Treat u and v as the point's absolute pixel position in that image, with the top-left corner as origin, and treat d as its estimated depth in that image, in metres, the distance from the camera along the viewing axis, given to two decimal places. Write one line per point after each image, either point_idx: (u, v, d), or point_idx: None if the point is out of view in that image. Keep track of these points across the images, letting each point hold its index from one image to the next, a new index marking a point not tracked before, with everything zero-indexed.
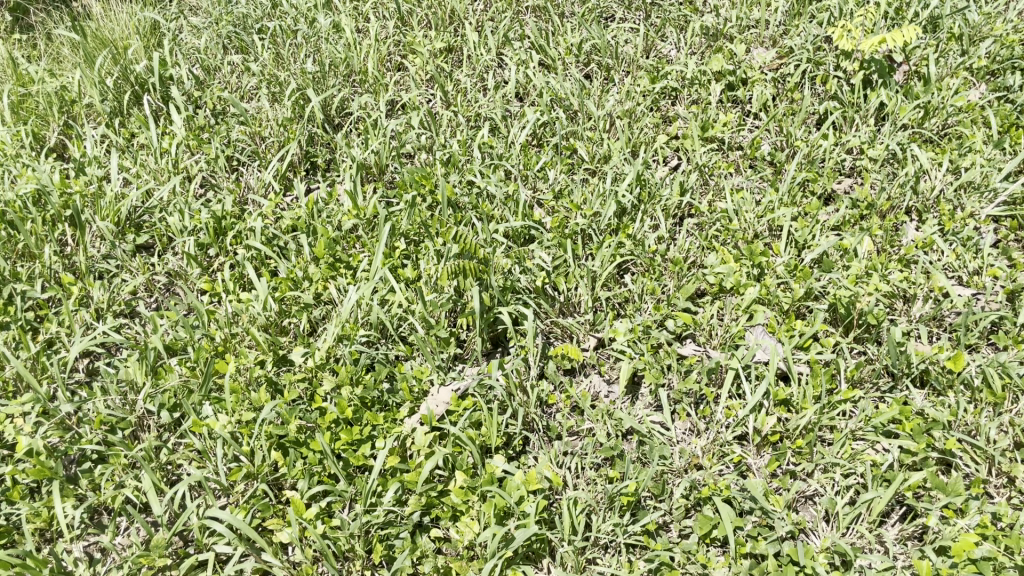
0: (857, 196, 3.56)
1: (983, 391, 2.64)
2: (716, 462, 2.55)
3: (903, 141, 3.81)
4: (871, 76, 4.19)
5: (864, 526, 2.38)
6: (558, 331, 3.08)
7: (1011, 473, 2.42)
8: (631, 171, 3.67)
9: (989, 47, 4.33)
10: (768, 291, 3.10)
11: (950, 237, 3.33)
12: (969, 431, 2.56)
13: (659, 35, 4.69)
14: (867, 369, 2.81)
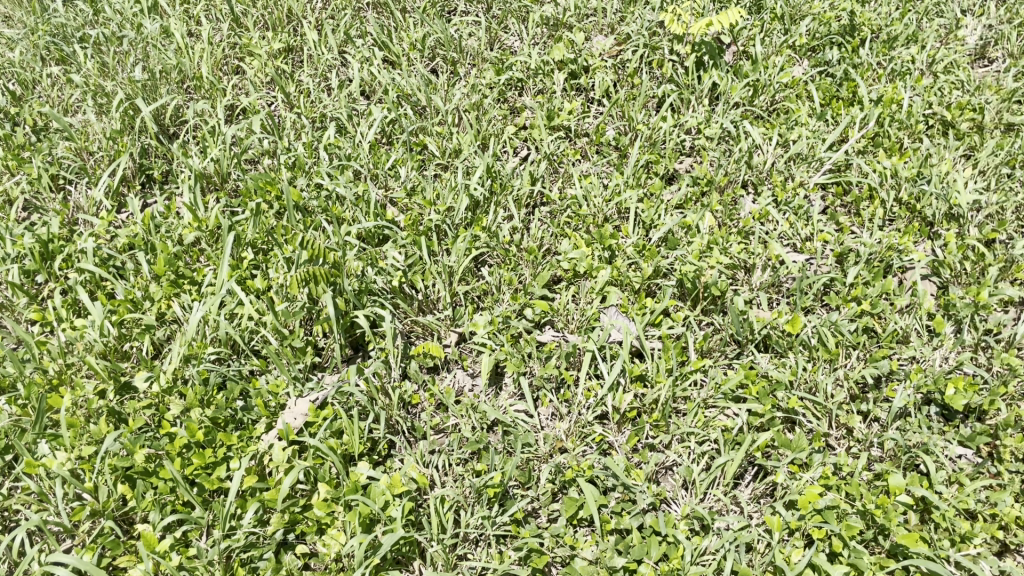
0: (698, 174, 3.71)
1: (819, 349, 2.83)
2: (578, 443, 2.60)
3: (736, 119, 4.01)
4: (703, 58, 4.40)
5: (720, 490, 2.49)
6: (419, 330, 3.03)
7: (848, 425, 2.61)
8: (481, 163, 3.68)
9: (808, 25, 4.61)
10: (619, 272, 3.19)
11: (784, 206, 3.53)
12: (809, 388, 2.73)
13: (501, 27, 4.74)
14: (715, 340, 2.94)
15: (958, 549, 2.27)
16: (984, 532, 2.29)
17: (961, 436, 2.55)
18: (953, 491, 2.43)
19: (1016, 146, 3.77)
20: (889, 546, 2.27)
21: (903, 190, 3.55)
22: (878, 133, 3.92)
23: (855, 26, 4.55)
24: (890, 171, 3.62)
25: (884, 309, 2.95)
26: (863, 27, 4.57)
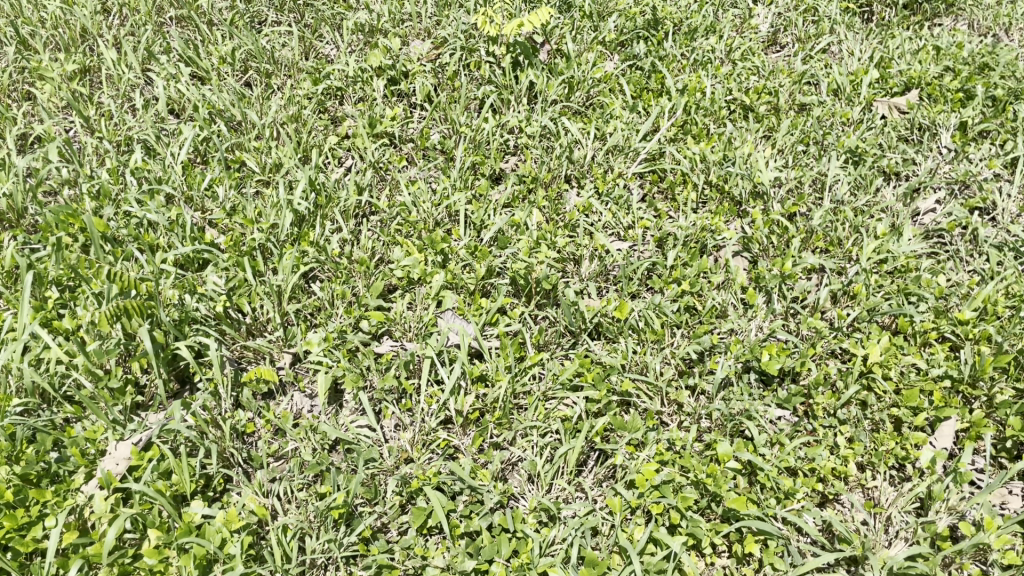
0: (522, 172, 3.80)
1: (646, 331, 2.99)
2: (423, 451, 2.58)
3: (554, 116, 4.14)
4: (518, 58, 4.49)
5: (564, 480, 2.54)
6: (250, 355, 2.91)
7: (677, 401, 2.76)
8: (303, 177, 3.58)
9: (615, 21, 4.82)
10: (453, 276, 3.20)
11: (605, 198, 3.69)
12: (640, 370, 2.86)
13: (315, 36, 4.65)
14: (550, 332, 3.02)
15: (784, 505, 2.43)
16: (805, 486, 2.47)
17: (779, 398, 2.74)
18: (776, 451, 2.60)
19: (808, 124, 4.10)
20: (721, 511, 2.40)
21: (711, 173, 3.79)
22: (686, 121, 4.15)
23: (658, 20, 4.81)
24: (698, 157, 3.87)
25: (702, 287, 3.15)
26: (665, 21, 4.83)
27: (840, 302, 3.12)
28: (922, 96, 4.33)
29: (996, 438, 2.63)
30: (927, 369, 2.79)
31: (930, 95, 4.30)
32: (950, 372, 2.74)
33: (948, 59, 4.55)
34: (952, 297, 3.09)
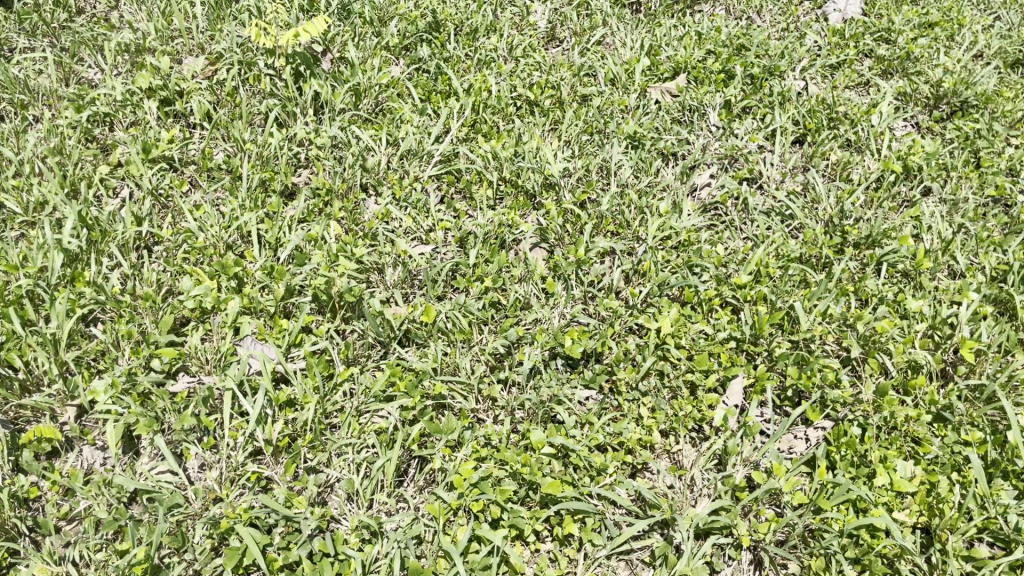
0: (316, 185, 3.69)
1: (453, 331, 3.01)
2: (233, 488, 2.46)
3: (343, 125, 4.08)
4: (299, 69, 4.37)
5: (384, 493, 2.50)
6: (27, 413, 2.66)
7: (491, 396, 2.80)
8: (73, 213, 3.31)
9: (397, 26, 4.83)
10: (250, 300, 3.06)
11: (403, 203, 3.68)
12: (451, 371, 2.88)
13: (74, 60, 4.32)
14: (359, 345, 2.97)
15: (597, 482, 2.53)
16: (615, 461, 2.58)
17: (585, 379, 2.85)
18: (587, 431, 2.70)
19: (590, 114, 4.29)
20: (539, 497, 2.47)
21: (504, 169, 3.88)
22: (475, 120, 4.22)
23: (439, 23, 4.87)
24: (490, 154, 3.95)
25: (505, 282, 3.22)
26: (446, 23, 4.89)
27: (633, 281, 3.31)
28: (689, 79, 4.66)
29: (779, 388, 2.87)
30: (714, 333, 3.01)
31: (696, 78, 4.64)
32: (734, 333, 2.98)
33: (709, 43, 4.91)
34: (729, 264, 3.37)
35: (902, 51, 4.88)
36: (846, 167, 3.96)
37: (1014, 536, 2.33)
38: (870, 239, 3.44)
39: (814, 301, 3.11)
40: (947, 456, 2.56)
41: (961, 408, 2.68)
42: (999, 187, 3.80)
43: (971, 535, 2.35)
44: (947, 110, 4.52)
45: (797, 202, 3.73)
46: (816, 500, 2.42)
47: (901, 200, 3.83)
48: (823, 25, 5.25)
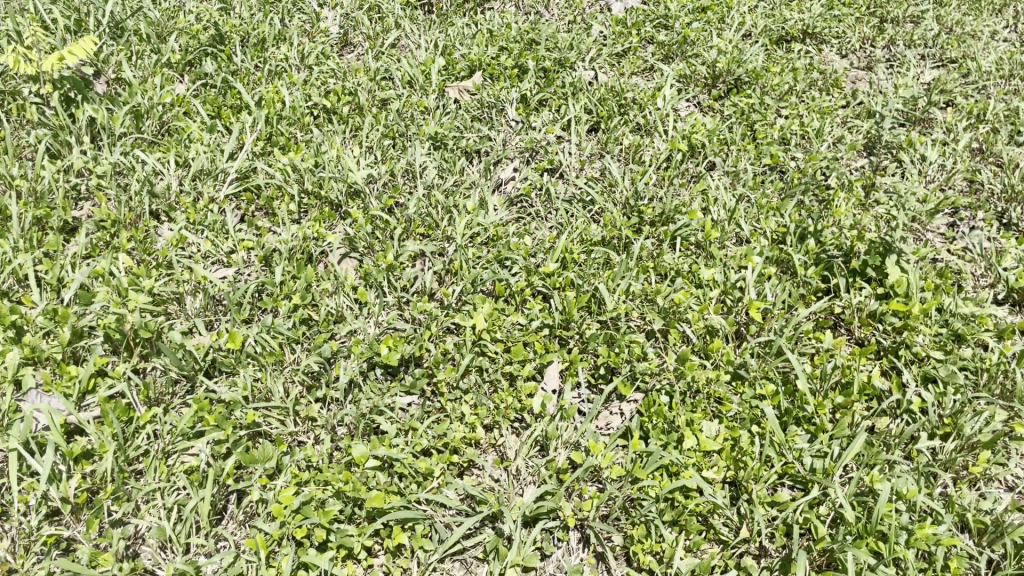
0: (100, 217, 3.44)
1: (263, 355, 2.90)
2: (27, 556, 2.25)
3: (126, 150, 3.85)
4: (69, 94, 4.06)
5: (201, 534, 2.38)
6: None
7: (309, 416, 2.73)
8: None
9: (178, 41, 4.67)
10: (32, 349, 2.81)
11: (199, 227, 3.50)
12: (265, 397, 2.78)
13: None
14: (161, 382, 2.80)
15: (424, 487, 2.53)
16: (440, 463, 2.59)
17: (405, 386, 2.85)
18: (410, 437, 2.69)
19: (390, 118, 4.31)
20: (366, 512, 2.43)
21: (305, 181, 3.79)
22: (270, 133, 4.10)
23: (224, 35, 4.74)
24: (289, 167, 3.83)
25: (315, 297, 3.15)
26: (231, 35, 4.78)
27: (445, 282, 3.36)
28: (485, 76, 4.80)
29: (592, 368, 3.02)
30: (527, 324, 3.13)
31: (490, 75, 4.79)
32: (545, 321, 3.13)
33: (501, 40, 5.10)
34: (537, 254, 3.51)
35: (679, 36, 5.26)
36: (638, 150, 4.25)
37: (809, 477, 2.55)
38: (664, 216, 3.72)
39: (617, 281, 3.31)
40: (746, 411, 2.78)
41: (754, 364, 2.94)
42: (774, 156, 4.15)
43: (772, 481, 2.56)
44: (723, 88, 4.88)
45: (596, 188, 3.96)
46: (633, 471, 2.55)
47: (689, 176, 4.12)
48: (606, 16, 5.55)
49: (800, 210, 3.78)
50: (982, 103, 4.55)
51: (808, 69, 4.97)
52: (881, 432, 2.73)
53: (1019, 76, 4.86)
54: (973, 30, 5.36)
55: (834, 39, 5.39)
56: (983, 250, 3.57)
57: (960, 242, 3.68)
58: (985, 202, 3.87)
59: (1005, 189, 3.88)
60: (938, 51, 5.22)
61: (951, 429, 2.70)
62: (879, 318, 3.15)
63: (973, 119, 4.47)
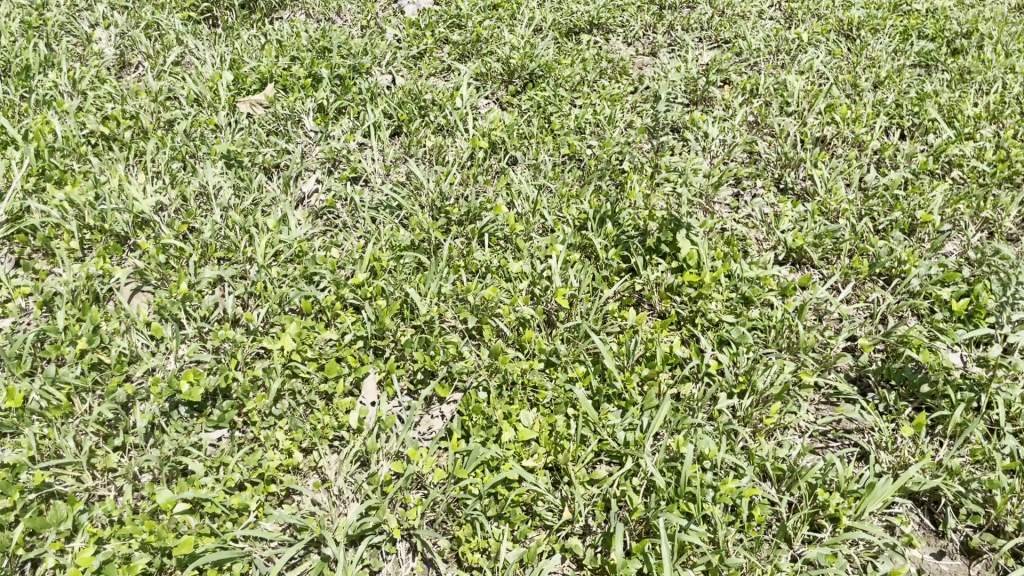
0: None
1: (49, 410, 2.68)
2: None
3: None
4: None
5: None
6: None
7: (108, 467, 2.56)
8: None
9: None
10: None
11: None
12: (56, 454, 2.58)
13: None
14: None
15: (240, 523, 2.44)
16: (256, 495, 2.51)
17: (213, 421, 2.72)
18: (222, 473, 2.57)
19: (178, 140, 4.10)
20: (176, 560, 2.30)
21: (87, 216, 3.54)
22: (42, 167, 3.80)
23: None
24: (66, 202, 3.55)
25: (105, 339, 2.95)
26: None
27: (250, 306, 3.23)
28: (277, 88, 4.66)
29: (410, 375, 2.99)
30: (340, 338, 3.05)
31: (283, 87, 4.66)
32: (358, 333, 3.05)
33: (291, 50, 4.98)
34: (346, 266, 3.42)
35: (471, 34, 5.34)
36: (441, 151, 4.25)
37: (623, 450, 2.67)
38: (469, 215, 3.75)
39: (429, 284, 3.29)
40: (560, 395, 2.87)
41: (564, 349, 3.05)
42: (571, 146, 4.30)
43: (589, 460, 2.66)
44: (519, 83, 5.00)
45: (400, 193, 3.91)
46: (454, 472, 2.56)
47: (493, 172, 4.19)
48: (399, 19, 5.55)
49: (598, 196, 3.95)
50: (754, 79, 4.91)
51: (597, 59, 5.18)
52: (685, 398, 2.90)
53: (784, 51, 5.28)
54: (741, 12, 5.76)
55: (619, 28, 5.64)
56: (764, 216, 3.87)
57: (744, 211, 3.96)
58: (763, 171, 4.21)
59: (778, 157, 4.25)
60: (713, 33, 5.57)
61: (745, 385, 2.92)
62: (676, 291, 3.37)
63: (747, 95, 4.82)
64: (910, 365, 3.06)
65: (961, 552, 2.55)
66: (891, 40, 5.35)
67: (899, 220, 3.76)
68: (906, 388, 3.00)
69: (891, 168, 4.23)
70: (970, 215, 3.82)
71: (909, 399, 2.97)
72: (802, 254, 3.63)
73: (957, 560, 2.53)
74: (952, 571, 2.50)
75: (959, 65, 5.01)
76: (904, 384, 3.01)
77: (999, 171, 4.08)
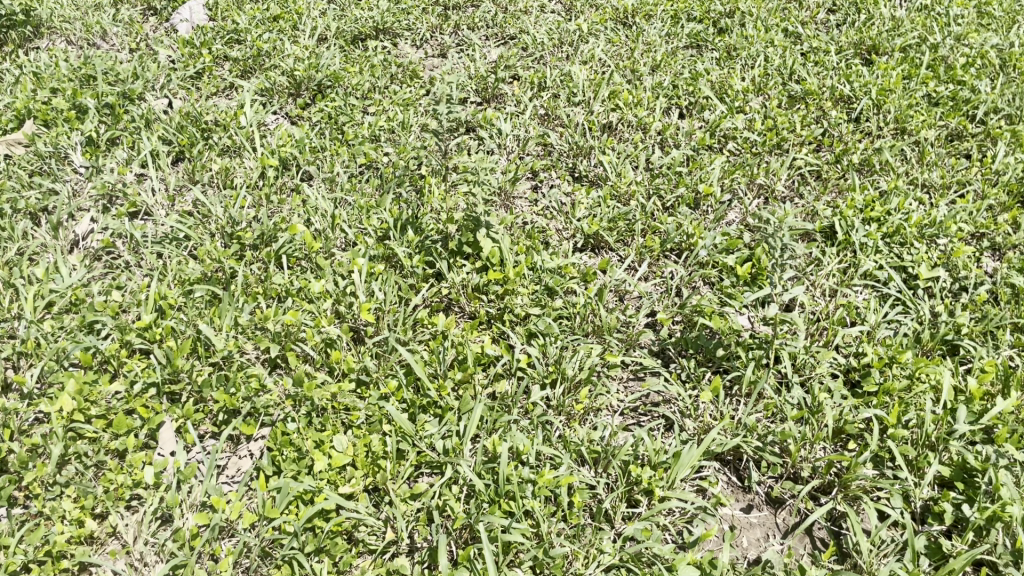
0: None
1: None
2: None
3: None
4: None
5: None
6: None
7: None
8: None
9: None
10: None
11: None
12: None
13: None
14: None
15: None
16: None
17: None
18: (2, 557, 2.32)
19: None
20: None
21: None
22: None
23: None
24: None
25: None
26: None
27: (22, 367, 2.93)
28: (38, 124, 4.27)
29: (213, 416, 2.83)
30: (129, 389, 2.83)
31: (44, 122, 4.28)
32: (149, 380, 2.84)
33: (51, 81, 4.59)
34: (130, 309, 3.18)
35: (251, 49, 5.13)
36: (228, 174, 4.03)
37: (442, 459, 2.65)
38: (264, 237, 3.55)
39: (224, 316, 3.11)
40: (374, 412, 2.77)
41: (374, 366, 2.93)
42: (367, 155, 4.20)
43: (408, 475, 2.61)
44: (308, 95, 4.85)
45: (187, 223, 3.67)
46: (265, 512, 2.43)
47: (288, 190, 4.03)
48: (172, 39, 5.25)
49: (398, 203, 3.86)
50: (540, 72, 5.02)
51: (386, 64, 5.11)
52: (500, 396, 2.91)
53: (567, 43, 5.43)
54: (523, 7, 5.86)
55: (406, 31, 5.60)
56: (561, 206, 3.99)
57: (542, 203, 4.05)
58: (557, 162, 4.33)
59: (570, 147, 4.40)
60: (499, 30, 5.63)
61: (556, 374, 2.99)
62: (483, 290, 3.36)
63: (536, 89, 4.92)
64: (705, 332, 3.26)
65: (767, 503, 2.73)
66: (663, 24, 5.62)
67: (684, 195, 4.01)
68: (703, 355, 3.20)
69: (673, 146, 4.46)
70: (746, 183, 4.13)
71: (707, 364, 3.17)
72: (599, 238, 3.81)
73: (764, 511, 2.70)
74: (761, 522, 2.67)
75: (725, 43, 5.33)
76: (701, 351, 3.20)
77: (768, 139, 4.39)
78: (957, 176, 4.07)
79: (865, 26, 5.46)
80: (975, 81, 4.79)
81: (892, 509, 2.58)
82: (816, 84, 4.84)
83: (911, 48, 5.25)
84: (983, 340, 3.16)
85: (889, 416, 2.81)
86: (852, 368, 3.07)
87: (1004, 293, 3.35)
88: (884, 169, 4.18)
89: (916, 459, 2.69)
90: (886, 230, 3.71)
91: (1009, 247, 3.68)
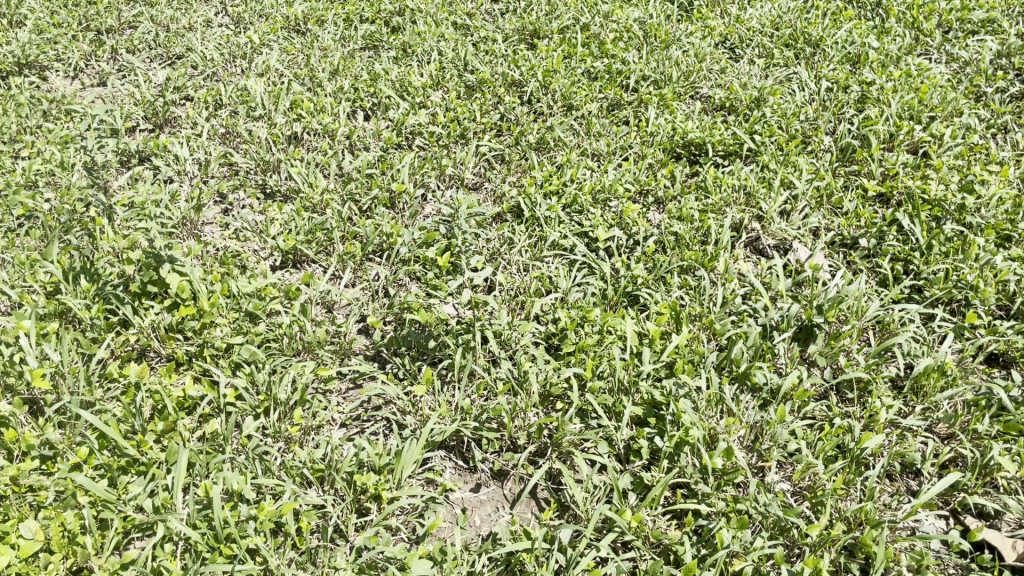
0: None
1: None
2: None
3: None
4: None
5: None
6: None
7: None
8: None
9: None
10: None
11: None
12: None
13: None
14: None
15: None
16: None
17: None
18: None
19: None
20: None
21: None
22: None
23: None
24: None
25: None
26: None
27: None
28: None
29: None
30: None
31: None
32: None
33: None
34: None
35: None
36: None
37: (152, 519, 2.47)
38: None
39: None
40: (64, 487, 2.52)
41: (57, 437, 2.66)
42: (24, 205, 3.77)
43: (115, 545, 2.41)
44: None
45: None
46: None
47: None
48: None
49: (68, 251, 3.49)
50: (213, 90, 4.80)
51: (34, 101, 4.62)
52: (210, 436, 2.77)
53: (239, 57, 5.23)
54: (186, 24, 5.56)
55: (55, 63, 5.11)
56: (254, 226, 3.86)
57: (233, 225, 3.89)
58: (245, 180, 4.18)
59: (256, 163, 4.26)
60: (163, 50, 5.29)
61: (268, 402, 2.90)
62: (178, 328, 3.15)
63: (212, 107, 4.70)
64: (414, 327, 3.32)
65: (492, 478, 2.85)
66: (336, 28, 5.60)
67: (379, 196, 4.05)
68: (415, 349, 3.25)
69: (362, 149, 4.47)
70: (436, 176, 4.26)
71: (420, 358, 3.23)
72: (299, 253, 3.73)
73: (491, 486, 2.82)
74: (490, 497, 2.79)
75: (399, 41, 5.43)
76: (413, 346, 3.25)
77: (452, 131, 4.55)
78: (620, 142, 4.48)
79: (525, 13, 5.80)
80: (624, 54, 5.28)
81: (600, 456, 2.81)
82: (488, 72, 5.09)
83: (568, 29, 5.67)
84: (657, 286, 3.51)
85: (586, 371, 3.05)
86: (551, 333, 3.28)
87: (669, 240, 3.75)
88: (558, 145, 4.51)
89: (614, 405, 2.95)
90: (565, 201, 4.02)
91: (669, 199, 4.13)
